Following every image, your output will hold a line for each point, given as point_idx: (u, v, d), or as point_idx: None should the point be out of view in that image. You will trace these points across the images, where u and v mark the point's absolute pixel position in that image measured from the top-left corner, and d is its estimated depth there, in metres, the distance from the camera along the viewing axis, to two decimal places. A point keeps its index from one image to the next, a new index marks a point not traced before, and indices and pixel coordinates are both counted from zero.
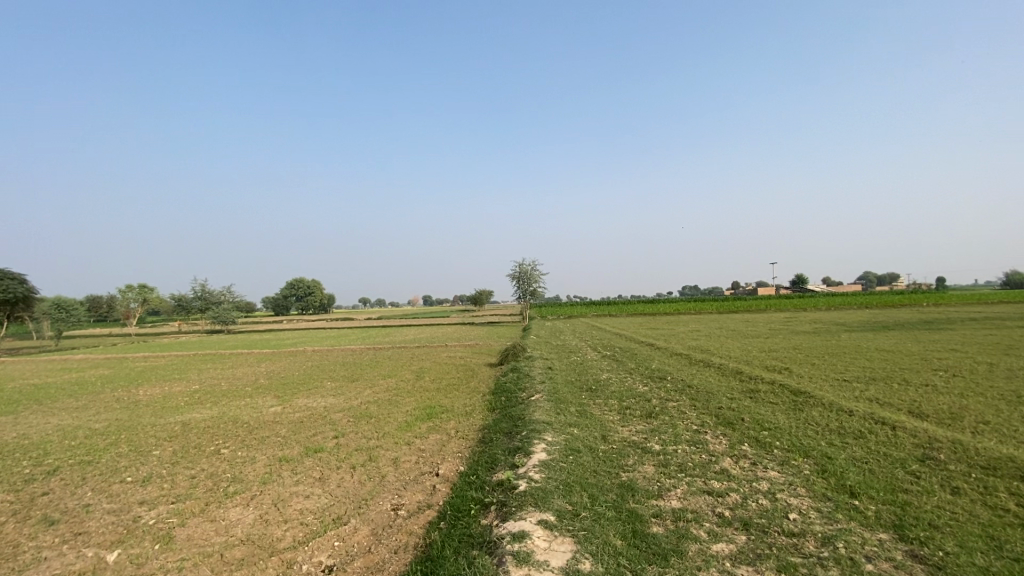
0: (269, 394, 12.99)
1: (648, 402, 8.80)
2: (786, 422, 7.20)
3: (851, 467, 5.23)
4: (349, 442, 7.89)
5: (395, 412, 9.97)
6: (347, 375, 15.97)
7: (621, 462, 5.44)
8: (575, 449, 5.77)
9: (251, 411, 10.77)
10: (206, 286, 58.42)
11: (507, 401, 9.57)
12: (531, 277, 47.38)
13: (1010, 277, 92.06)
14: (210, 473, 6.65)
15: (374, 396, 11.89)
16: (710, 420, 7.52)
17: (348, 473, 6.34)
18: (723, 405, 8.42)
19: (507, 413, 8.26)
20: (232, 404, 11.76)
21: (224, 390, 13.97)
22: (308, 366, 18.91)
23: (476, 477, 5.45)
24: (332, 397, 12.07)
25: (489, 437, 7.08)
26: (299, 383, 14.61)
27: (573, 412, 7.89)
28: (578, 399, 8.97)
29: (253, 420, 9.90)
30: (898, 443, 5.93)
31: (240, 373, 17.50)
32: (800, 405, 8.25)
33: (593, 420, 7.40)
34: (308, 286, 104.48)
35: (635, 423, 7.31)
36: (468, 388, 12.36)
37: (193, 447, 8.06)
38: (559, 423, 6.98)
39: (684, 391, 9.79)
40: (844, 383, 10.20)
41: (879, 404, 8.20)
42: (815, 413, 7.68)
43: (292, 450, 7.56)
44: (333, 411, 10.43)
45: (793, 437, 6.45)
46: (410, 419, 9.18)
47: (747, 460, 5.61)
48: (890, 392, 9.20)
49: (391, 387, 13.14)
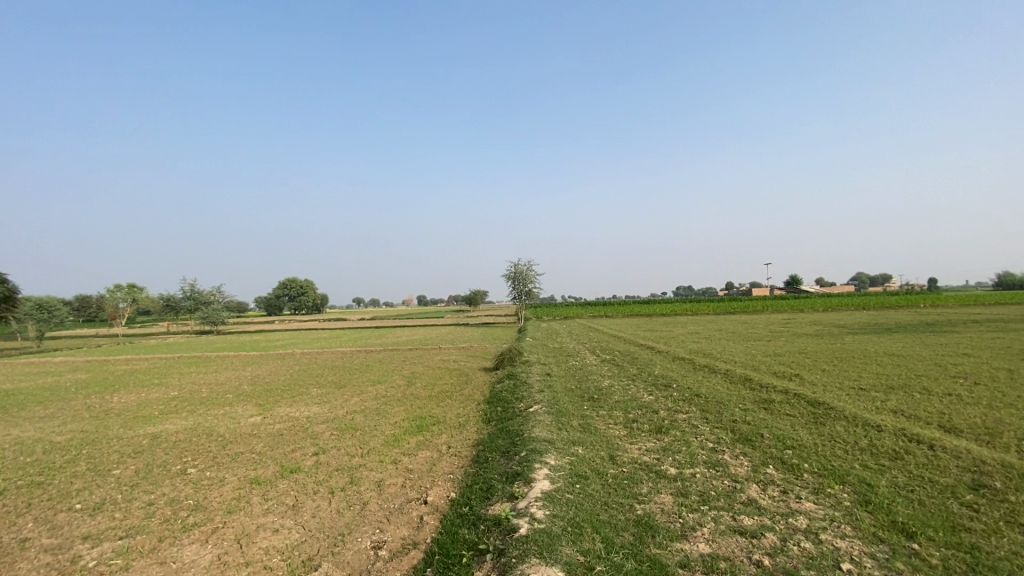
0: (251, 402, 12.23)
1: (655, 414, 8.15)
2: (809, 440, 6.56)
3: (896, 497, 4.59)
4: (330, 460, 7.17)
5: (383, 423, 9.26)
6: (335, 380, 15.24)
7: (634, 492, 4.77)
8: (581, 474, 5.10)
9: (228, 422, 10.01)
10: (196, 285, 57.31)
11: (503, 412, 8.90)
12: (526, 277, 46.71)
13: (1003, 278, 92.36)
14: (170, 499, 5.91)
15: (362, 404, 11.16)
16: (725, 436, 6.89)
17: (325, 500, 5.64)
18: (737, 419, 7.76)
19: (504, 428, 7.58)
20: (209, 413, 11.00)
21: (204, 397, 13.21)
22: (296, 370, 18.12)
23: (469, 508, 4.76)
24: (317, 406, 11.34)
25: (483, 456, 6.41)
26: (284, 389, 13.88)
27: (576, 427, 7.24)
28: (580, 412, 8.30)
29: (229, 432, 9.15)
30: (942, 466, 5.30)
31: (223, 378, 16.67)
32: (821, 419, 7.61)
33: (599, 437, 6.73)
34: (301, 286, 103.31)
35: (644, 440, 6.66)
36: (462, 396, 11.64)
37: (158, 466, 7.32)
38: (561, 441, 6.31)
39: (692, 401, 9.14)
40: (863, 392, 9.55)
41: (905, 417, 7.58)
42: (838, 428, 7.04)
43: (267, 470, 6.84)
44: (317, 422, 9.71)
45: (821, 457, 5.83)
46: (398, 432, 8.49)
47: (777, 488, 4.94)
48: (913, 403, 8.59)
49: (380, 394, 12.41)
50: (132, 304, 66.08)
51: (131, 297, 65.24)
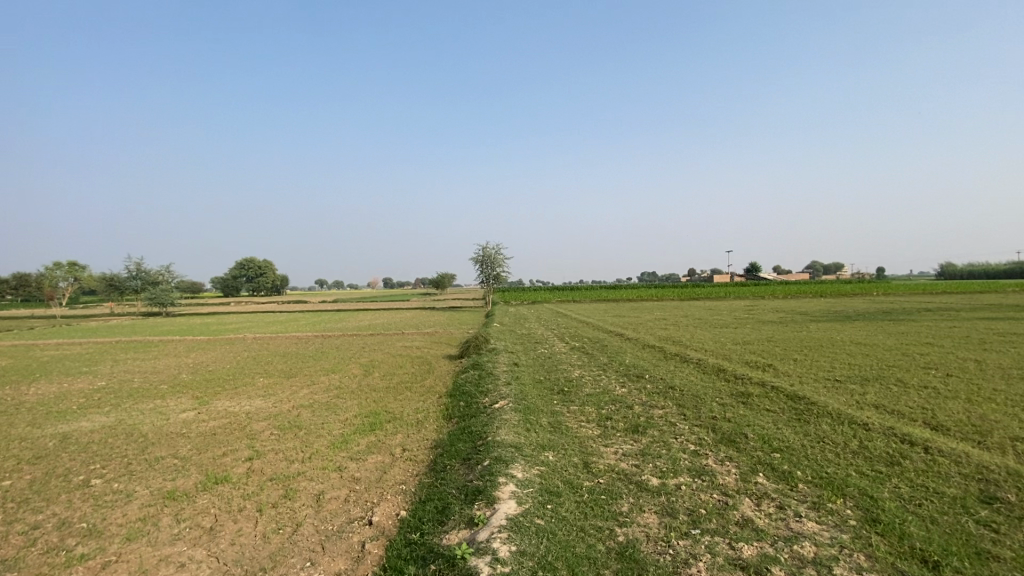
0: (187, 394, 11.03)
1: (630, 410, 7.52)
2: (796, 441, 6.06)
3: (906, 517, 4.08)
4: (265, 467, 6.24)
5: (332, 421, 8.34)
6: (285, 369, 14.12)
7: (613, 512, 4.10)
8: (552, 491, 4.38)
9: (154, 419, 8.86)
10: (143, 264, 53.84)
11: (466, 408, 8.15)
12: (494, 261, 45.77)
13: (947, 268, 97.19)
14: (59, 521, 4.90)
15: (312, 398, 10.18)
16: (707, 436, 6.33)
17: (251, 521, 4.76)
18: (717, 416, 7.21)
19: (466, 427, 6.81)
20: (135, 408, 9.77)
21: (135, 388, 11.91)
22: (244, 357, 16.79)
23: (420, 536, 3.99)
24: (261, 399, 10.29)
25: (440, 464, 5.62)
26: (227, 379, 12.70)
27: (545, 427, 6.53)
28: (550, 408, 7.60)
29: (152, 432, 8.04)
30: (945, 476, 4.85)
31: (161, 366, 15.22)
32: (804, 415, 7.17)
33: (570, 439, 6.04)
34: (260, 267, 99.46)
35: (620, 442, 6.02)
36: (422, 389, 10.79)
37: (59, 475, 6.23)
38: (530, 446, 5.59)
39: (667, 394, 8.60)
40: (839, 385, 9.24)
41: (889, 413, 7.22)
42: (824, 427, 6.58)
43: (186, 481, 5.86)
44: (258, 419, 8.70)
45: (814, 463, 5.31)
46: (348, 432, 7.60)
47: (773, 504, 4.36)
48: (892, 396, 8.30)
49: (333, 386, 11.42)
50: (73, 282, 61.72)
51: (71, 276, 60.95)
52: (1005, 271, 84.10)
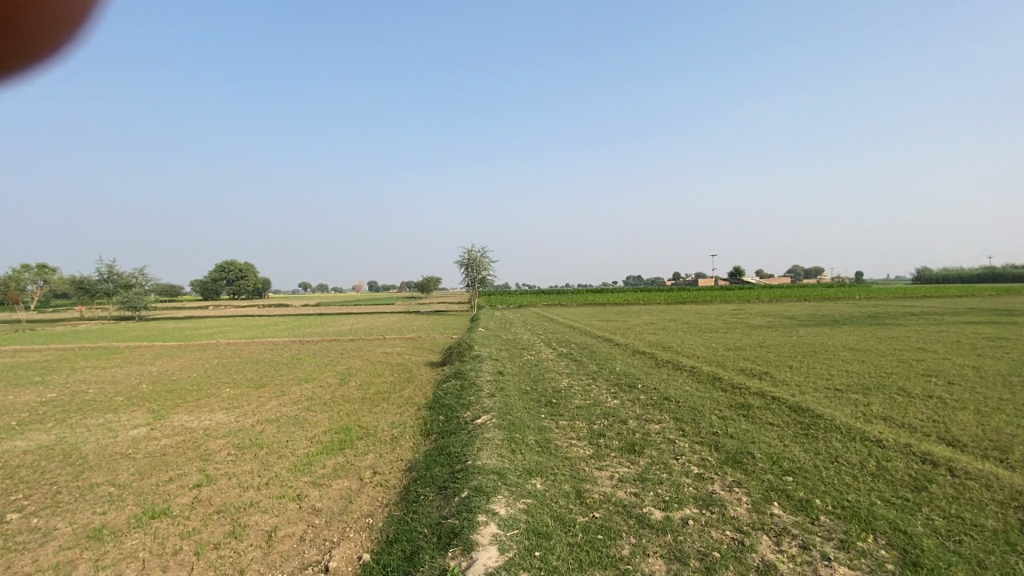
0: (143, 407, 10.13)
1: (624, 425, 6.91)
2: (808, 462, 5.49)
3: (951, 560, 3.51)
4: (213, 496, 5.49)
5: (298, 438, 7.58)
6: (256, 377, 13.27)
7: (613, 558, 3.46)
8: (541, 532, 3.73)
9: (99, 438, 8.00)
10: (116, 266, 52.03)
11: (446, 424, 7.45)
12: (480, 265, 45.05)
13: (925, 272, 99.00)
14: None
15: (279, 411, 9.39)
16: (711, 456, 5.75)
17: (184, 568, 4.03)
18: (719, 432, 6.64)
19: (443, 447, 6.13)
20: (81, 424, 8.87)
21: (86, 400, 10.97)
22: (212, 364, 15.84)
23: None
24: (224, 412, 9.48)
25: (412, 493, 4.94)
26: (190, 390, 11.81)
27: (531, 446, 5.90)
28: (537, 424, 6.95)
29: (94, 453, 7.21)
30: (980, 507, 4.31)
31: (121, 375, 14.24)
32: (811, 430, 6.63)
33: (560, 461, 5.41)
34: (241, 269, 97.43)
35: (616, 465, 5.40)
36: (400, 400, 10.06)
37: None
38: (514, 472, 4.93)
39: (662, 406, 8.01)
40: (841, 395, 8.76)
41: (900, 428, 6.72)
42: (835, 444, 6.05)
43: (118, 516, 5.08)
44: (216, 436, 7.92)
45: (834, 490, 4.74)
46: (314, 452, 6.86)
47: (795, 543, 3.77)
48: (898, 408, 7.82)
49: (304, 397, 10.62)
50: (41, 285, 59.51)
51: (40, 278, 58.74)
52: (980, 276, 85.92)
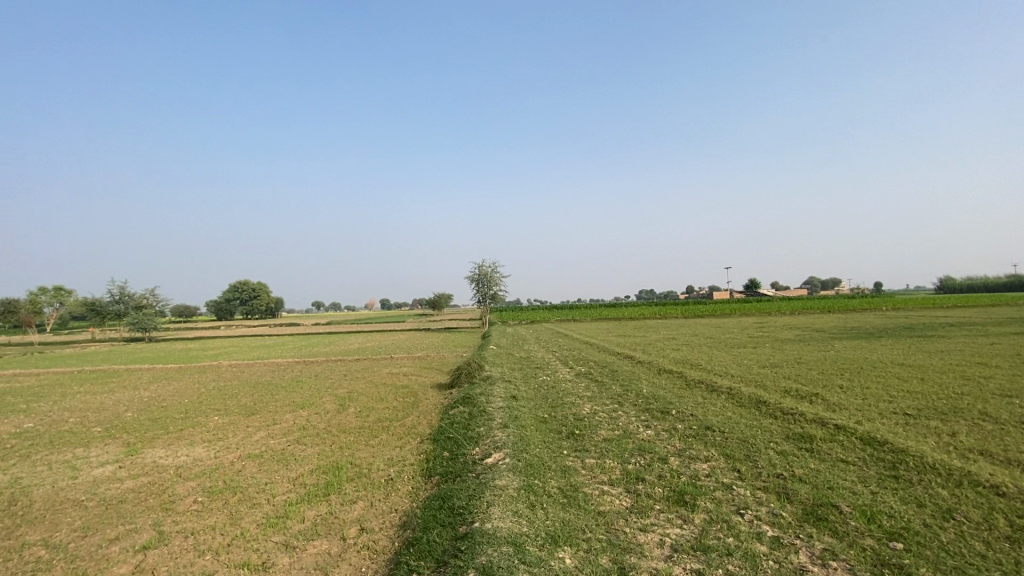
0: (119, 440, 9.11)
1: (666, 466, 5.69)
2: (916, 519, 4.24)
3: None
4: (158, 564, 4.40)
5: (279, 481, 6.47)
6: (250, 403, 12.23)
7: None
8: None
9: (56, 479, 6.97)
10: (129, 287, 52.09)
11: (450, 463, 6.30)
12: (492, 280, 44.08)
13: (948, 282, 95.91)
14: None
15: (265, 445, 8.30)
16: (786, 510, 4.50)
17: None
18: (784, 472, 5.42)
19: (445, 498, 4.98)
20: (44, 461, 7.88)
21: (61, 431, 9.99)
22: (208, 389, 14.89)
23: None
24: (205, 446, 8.42)
25: (403, 568, 3.80)
26: (176, 418, 10.81)
27: (555, 498, 4.72)
28: (560, 465, 5.76)
29: (43, 499, 6.18)
30: None
31: (110, 401, 13.38)
32: (901, 472, 5.35)
33: (595, 521, 4.23)
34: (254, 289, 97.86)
35: (668, 525, 4.19)
36: (401, 430, 8.92)
37: None
38: (535, 542, 3.76)
39: (706, 438, 6.79)
40: (913, 422, 7.42)
41: (1011, 468, 5.41)
42: (941, 492, 4.77)
43: None
44: (189, 476, 6.86)
45: (972, 567, 3.48)
46: (294, 499, 5.74)
47: None
48: (993, 438, 6.49)
49: (296, 427, 9.51)
50: (56, 308, 60.02)
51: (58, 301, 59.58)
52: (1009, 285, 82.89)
